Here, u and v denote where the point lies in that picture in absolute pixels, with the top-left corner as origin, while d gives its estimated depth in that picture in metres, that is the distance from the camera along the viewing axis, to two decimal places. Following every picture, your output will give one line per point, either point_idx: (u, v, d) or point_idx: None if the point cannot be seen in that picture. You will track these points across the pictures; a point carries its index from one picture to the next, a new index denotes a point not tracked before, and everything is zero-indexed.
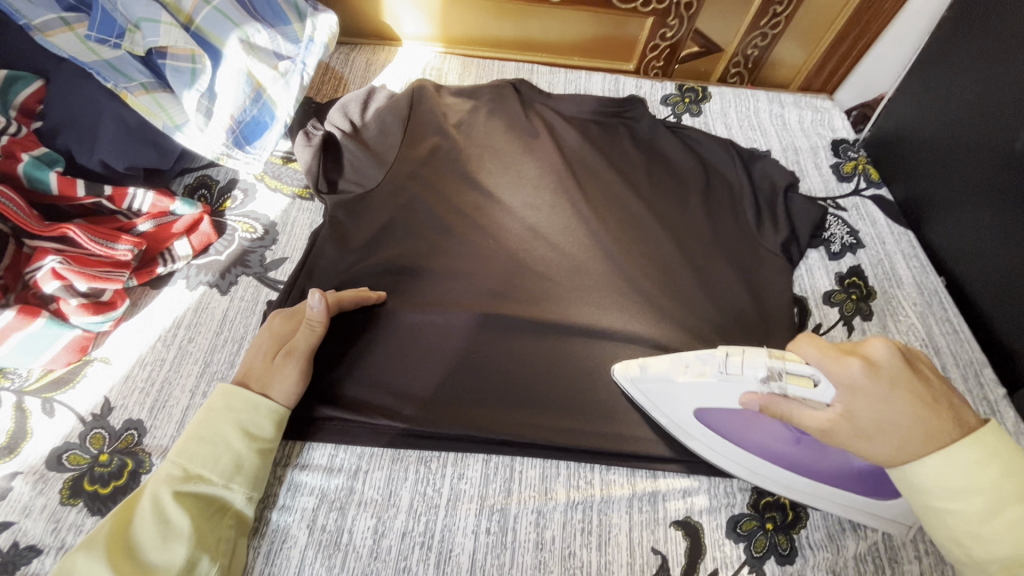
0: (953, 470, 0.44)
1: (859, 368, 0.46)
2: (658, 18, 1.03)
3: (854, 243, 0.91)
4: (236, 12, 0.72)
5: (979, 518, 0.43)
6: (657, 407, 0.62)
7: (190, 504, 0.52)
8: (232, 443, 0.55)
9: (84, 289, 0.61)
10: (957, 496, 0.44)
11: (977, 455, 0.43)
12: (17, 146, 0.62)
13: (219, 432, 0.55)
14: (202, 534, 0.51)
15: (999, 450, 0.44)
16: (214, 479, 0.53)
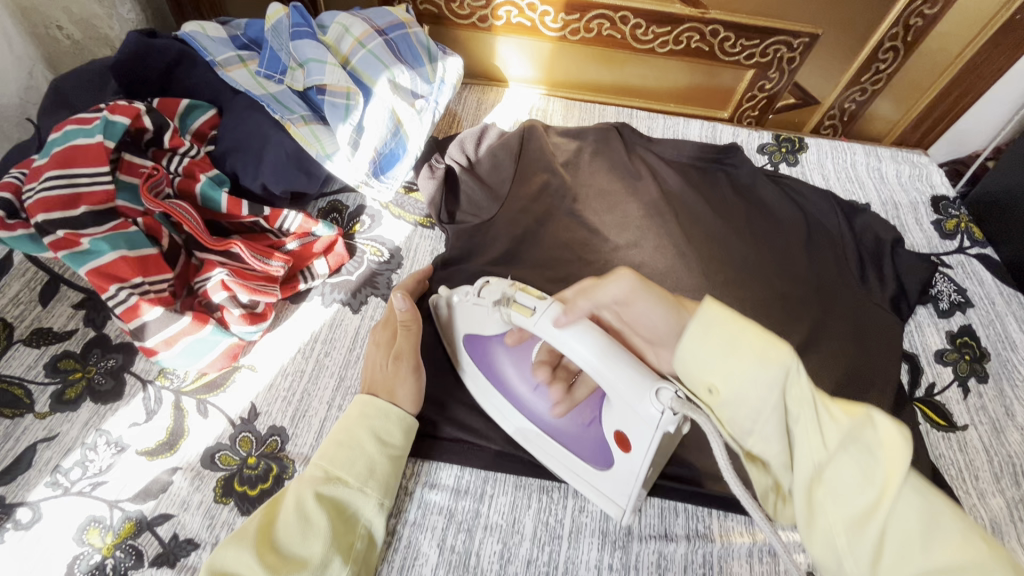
0: (731, 350, 0.39)
1: (611, 284, 0.52)
2: (759, 70, 1.06)
3: (962, 301, 0.89)
4: (387, 55, 0.78)
5: (717, 349, 0.40)
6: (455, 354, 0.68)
7: (329, 506, 0.53)
8: (369, 449, 0.56)
9: (244, 300, 0.66)
10: (767, 383, 0.38)
11: (735, 329, 0.40)
12: (196, 166, 0.68)
13: (356, 437, 0.57)
14: (337, 538, 0.52)
15: (741, 335, 0.40)
16: (350, 482, 0.55)
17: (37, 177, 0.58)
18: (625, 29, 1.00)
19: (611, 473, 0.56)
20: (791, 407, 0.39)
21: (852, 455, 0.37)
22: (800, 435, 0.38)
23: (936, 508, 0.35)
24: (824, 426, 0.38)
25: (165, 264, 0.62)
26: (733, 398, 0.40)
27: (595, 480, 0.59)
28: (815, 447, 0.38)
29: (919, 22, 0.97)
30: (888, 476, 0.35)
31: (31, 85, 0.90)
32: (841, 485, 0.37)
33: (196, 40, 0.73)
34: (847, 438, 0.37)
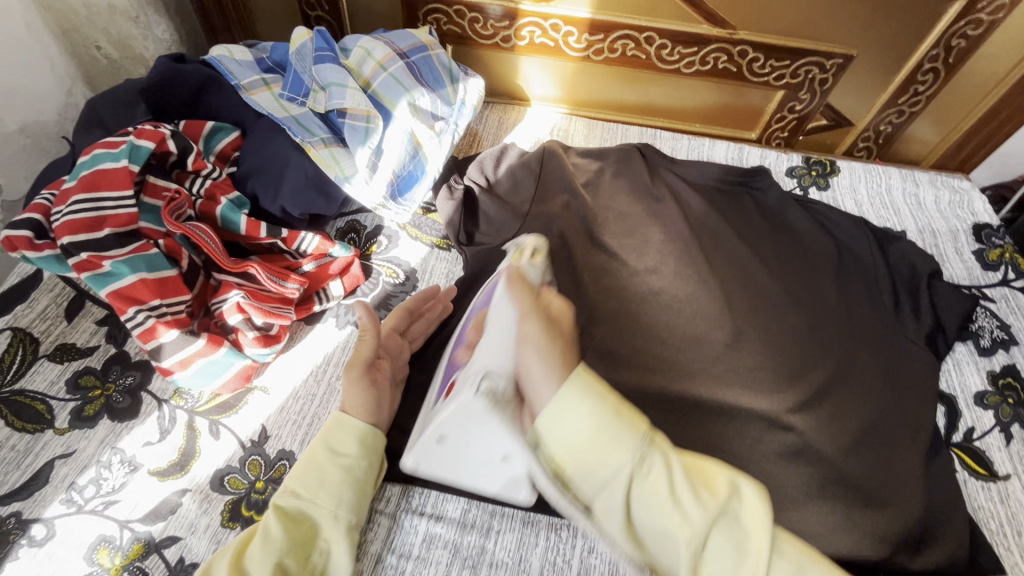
0: (603, 439, 0.48)
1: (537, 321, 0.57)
2: (789, 91, 1.03)
3: (1005, 339, 0.84)
4: (407, 78, 0.78)
5: (581, 437, 0.48)
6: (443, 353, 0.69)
7: (283, 518, 0.53)
8: (321, 461, 0.56)
9: (259, 323, 0.66)
10: (636, 456, 0.48)
11: (596, 411, 0.49)
12: (217, 189, 0.69)
13: (311, 451, 0.57)
14: (294, 551, 0.51)
15: (609, 408, 0.49)
16: (304, 494, 0.54)
17: (64, 200, 0.59)
18: (650, 49, 0.99)
19: (433, 409, 0.59)
20: (676, 493, 0.48)
21: (719, 529, 0.49)
22: (661, 510, 0.48)
23: (793, 565, 0.48)
24: (687, 506, 0.48)
25: (183, 286, 0.63)
26: (611, 491, 0.48)
27: (421, 417, 0.61)
28: (690, 529, 0.48)
29: (961, 42, 0.93)
30: (752, 543, 0.48)
31: (70, 102, 0.93)
32: (716, 555, 0.48)
33: (223, 64, 0.75)
34: (723, 508, 0.49)
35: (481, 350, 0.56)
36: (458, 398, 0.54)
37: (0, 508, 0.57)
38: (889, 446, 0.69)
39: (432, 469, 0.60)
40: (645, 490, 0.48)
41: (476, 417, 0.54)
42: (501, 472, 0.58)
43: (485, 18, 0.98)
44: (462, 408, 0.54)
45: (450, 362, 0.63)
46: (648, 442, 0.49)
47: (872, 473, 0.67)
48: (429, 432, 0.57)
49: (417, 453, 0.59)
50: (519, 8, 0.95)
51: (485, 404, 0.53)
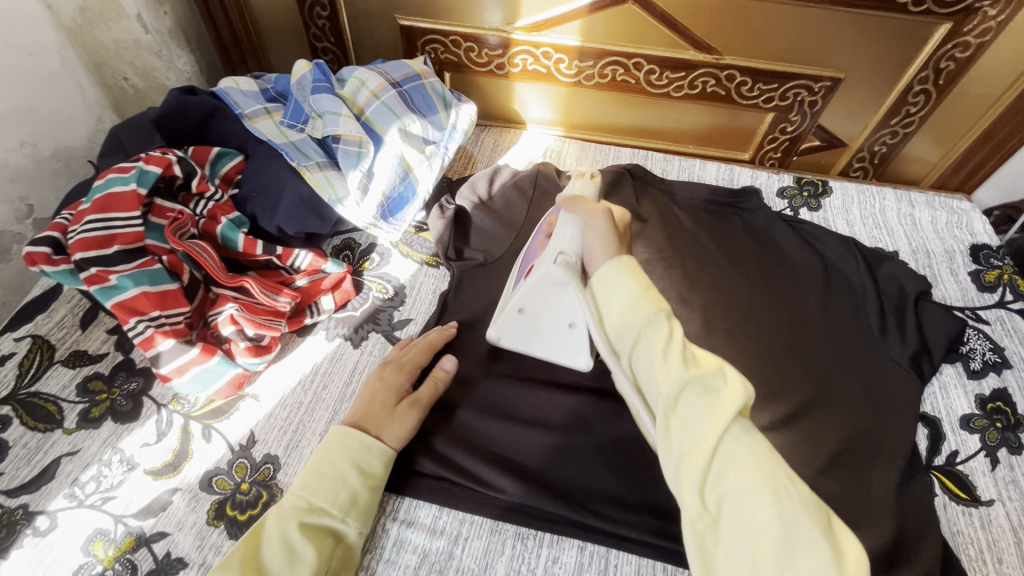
0: (631, 310, 0.56)
1: (600, 220, 0.64)
2: (779, 112, 1.05)
3: (998, 362, 0.82)
4: (399, 106, 0.83)
5: (617, 285, 0.58)
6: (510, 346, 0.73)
7: (312, 536, 0.55)
8: (354, 483, 0.59)
9: (251, 333, 0.71)
10: (646, 319, 0.55)
11: (628, 287, 0.57)
12: (218, 210, 0.75)
13: (338, 470, 0.60)
14: (323, 567, 0.54)
15: (632, 289, 0.57)
16: (333, 512, 0.57)
17: (78, 220, 0.65)
18: (639, 74, 1.02)
19: (512, 293, 0.73)
20: (671, 360, 0.52)
21: (693, 393, 0.51)
22: (654, 357, 0.53)
23: (750, 443, 0.48)
24: (674, 363, 0.52)
25: (183, 299, 0.69)
26: (641, 347, 0.55)
27: (504, 303, 0.74)
28: (667, 382, 0.51)
29: (950, 64, 0.93)
30: (722, 410, 0.49)
31: (99, 128, 1.02)
32: (687, 414, 0.50)
33: (228, 95, 0.81)
34: (710, 384, 0.51)
35: (554, 239, 0.68)
36: (539, 270, 0.66)
37: (10, 500, 0.62)
38: (864, 467, 0.69)
39: (512, 340, 0.72)
40: (646, 344, 0.54)
41: (551, 285, 0.67)
42: (568, 338, 0.70)
43: (480, 47, 1.03)
44: (543, 277, 0.66)
45: (528, 253, 0.76)
46: (660, 314, 0.55)
47: (843, 493, 0.66)
48: (511, 302, 0.70)
49: (501, 326, 0.71)
50: (512, 38, 1.00)
51: (560, 272, 0.64)
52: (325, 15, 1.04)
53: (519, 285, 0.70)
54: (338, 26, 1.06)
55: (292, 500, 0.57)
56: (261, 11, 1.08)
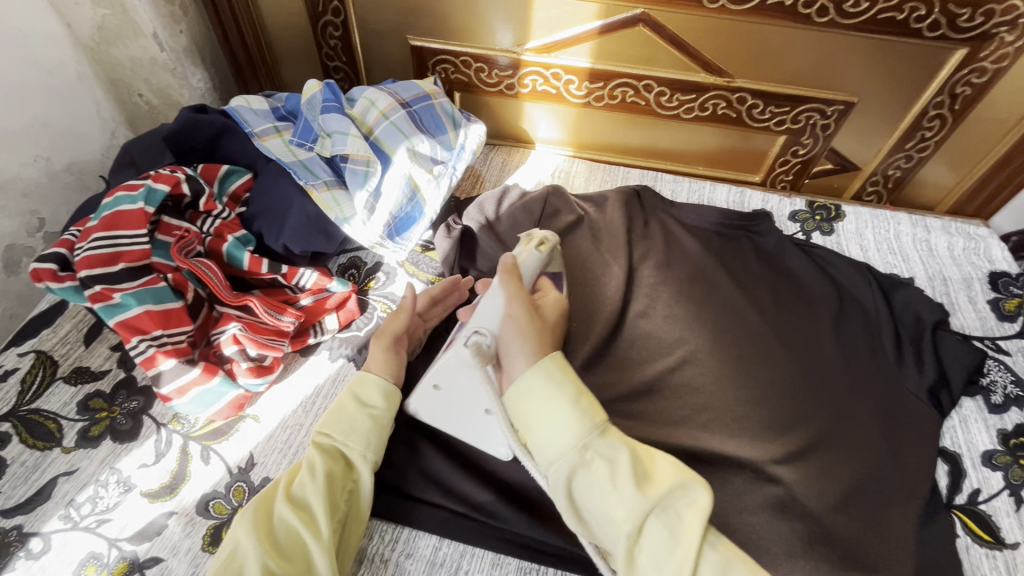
0: (546, 419, 0.56)
1: (516, 304, 0.63)
2: (791, 135, 1.04)
3: (1020, 395, 0.79)
4: (408, 126, 0.83)
5: (536, 416, 0.57)
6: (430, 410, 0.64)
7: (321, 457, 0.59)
8: (350, 410, 0.62)
9: (253, 353, 0.70)
10: (580, 439, 0.55)
11: (554, 397, 0.57)
12: (225, 228, 0.75)
13: (342, 403, 0.63)
14: (330, 483, 0.57)
15: (547, 397, 0.57)
16: (338, 438, 0.60)
17: (85, 238, 0.65)
18: (649, 96, 1.02)
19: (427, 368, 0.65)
20: (624, 484, 0.53)
21: (655, 521, 0.53)
22: (602, 495, 0.54)
23: (723, 561, 0.52)
24: (622, 489, 0.53)
25: (186, 317, 0.68)
26: (588, 495, 0.55)
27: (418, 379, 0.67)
28: (626, 514, 0.53)
29: (966, 90, 0.92)
30: (687, 537, 0.52)
31: (112, 144, 1.03)
32: (652, 547, 0.52)
33: (240, 113, 0.82)
34: (665, 497, 0.54)
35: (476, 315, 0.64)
36: (452, 350, 0.61)
37: (5, 521, 0.61)
38: (882, 504, 0.66)
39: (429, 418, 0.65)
40: (581, 471, 0.55)
41: (465, 364, 0.61)
42: (484, 424, 0.63)
43: (490, 68, 1.03)
44: (458, 355, 0.61)
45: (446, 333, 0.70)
46: (592, 431, 0.56)
47: (859, 531, 0.64)
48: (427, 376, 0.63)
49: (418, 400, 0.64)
50: (522, 59, 1.00)
51: (472, 355, 0.60)
52: (338, 35, 1.05)
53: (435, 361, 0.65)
54: (350, 46, 1.07)
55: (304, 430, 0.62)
56: (275, 30, 1.09)
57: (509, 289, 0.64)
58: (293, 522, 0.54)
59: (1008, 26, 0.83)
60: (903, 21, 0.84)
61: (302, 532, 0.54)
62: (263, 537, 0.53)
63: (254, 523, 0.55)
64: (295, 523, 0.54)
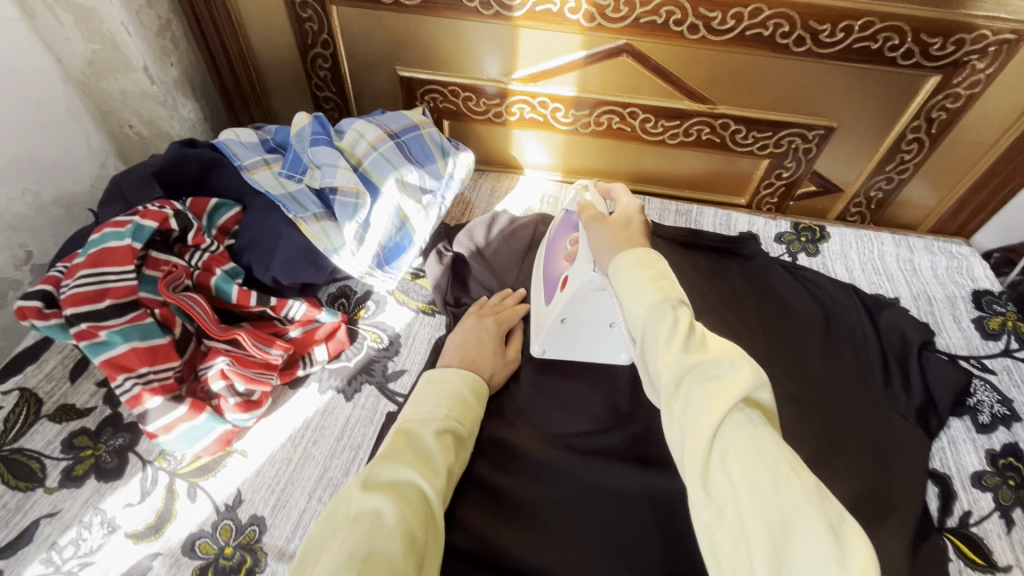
0: (632, 287, 0.54)
1: (607, 225, 0.65)
2: (775, 159, 1.06)
3: (1007, 415, 0.80)
4: (397, 157, 0.85)
5: (625, 282, 0.56)
6: (556, 351, 0.76)
7: (447, 443, 0.60)
8: (472, 406, 0.65)
9: (241, 388, 0.70)
10: (651, 304, 0.52)
11: (640, 277, 0.55)
12: (213, 261, 0.75)
13: (463, 395, 0.65)
14: (451, 472, 0.59)
15: (633, 283, 0.55)
16: (463, 428, 0.62)
17: (72, 275, 0.65)
18: (634, 122, 1.04)
19: (547, 306, 0.76)
20: (675, 345, 0.48)
21: (692, 378, 0.47)
22: (656, 345, 0.50)
23: (754, 431, 0.43)
24: (675, 350, 0.48)
25: (173, 353, 0.68)
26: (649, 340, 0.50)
27: (541, 316, 0.77)
28: (668, 366, 0.48)
29: (942, 114, 0.94)
30: (722, 396, 0.44)
31: (102, 174, 1.03)
32: (688, 396, 0.46)
33: (228, 147, 0.83)
34: (713, 368, 0.47)
35: (579, 257, 0.71)
36: (575, 282, 0.68)
37: None
38: (874, 529, 0.66)
39: (557, 349, 0.76)
40: (650, 336, 0.51)
41: (589, 293, 0.68)
42: (609, 337, 0.74)
43: (478, 97, 1.05)
44: (580, 288, 0.68)
45: (550, 262, 0.80)
46: (667, 303, 0.52)
47: None
48: (554, 315, 0.72)
49: (545, 339, 0.75)
50: (509, 88, 1.02)
51: (599, 278, 0.66)
52: (327, 66, 1.07)
53: (556, 298, 0.73)
54: (340, 77, 1.08)
55: (428, 412, 0.62)
56: (265, 62, 1.11)
57: (596, 221, 0.66)
58: (425, 491, 0.54)
59: (978, 54, 0.85)
60: (877, 50, 0.86)
61: (429, 500, 0.54)
62: (398, 497, 0.52)
63: (384, 480, 0.53)
64: (425, 491, 0.54)
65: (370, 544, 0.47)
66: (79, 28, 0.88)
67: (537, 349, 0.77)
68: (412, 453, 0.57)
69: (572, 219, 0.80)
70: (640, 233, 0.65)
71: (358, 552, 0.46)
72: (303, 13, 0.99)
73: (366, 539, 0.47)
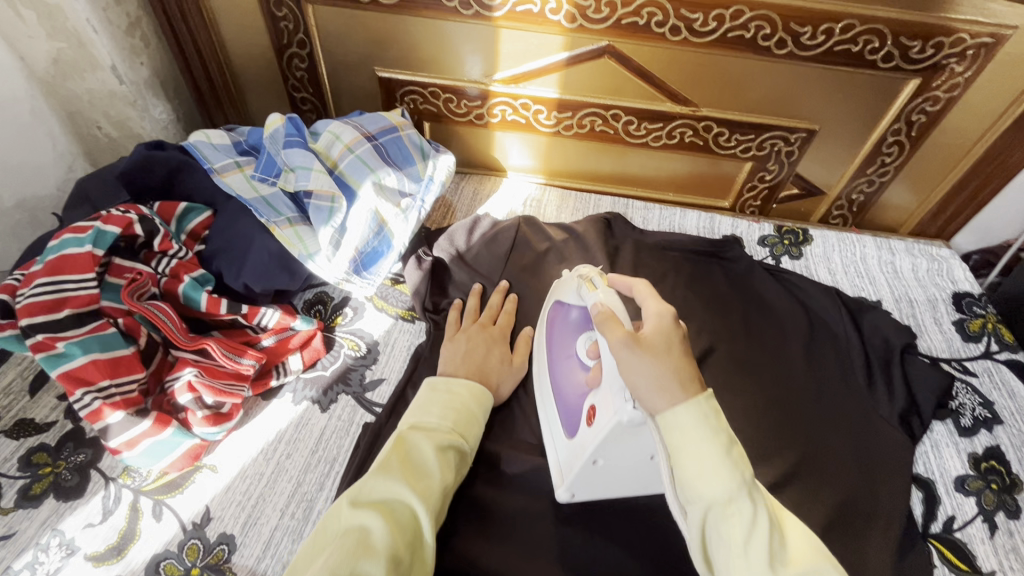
0: (701, 459, 0.46)
1: (629, 350, 0.51)
2: (757, 162, 1.06)
3: (989, 417, 0.80)
4: (374, 159, 0.83)
5: (690, 448, 0.47)
6: (585, 491, 0.60)
7: (448, 457, 0.58)
8: (478, 418, 0.63)
9: (209, 401, 0.67)
10: (728, 493, 0.45)
11: (711, 442, 0.47)
12: (181, 268, 0.72)
13: (469, 409, 0.63)
14: (448, 487, 0.57)
15: (695, 446, 0.47)
16: (466, 442, 0.61)
17: (28, 283, 0.62)
18: (617, 125, 1.03)
19: (572, 441, 0.61)
20: (752, 546, 0.44)
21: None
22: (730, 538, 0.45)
23: None
24: (752, 542, 0.44)
25: (137, 364, 0.65)
26: (722, 522, 0.45)
27: (562, 455, 0.62)
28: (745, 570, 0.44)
29: (922, 117, 0.94)
30: None
31: (68, 178, 0.99)
32: None
33: (198, 149, 0.80)
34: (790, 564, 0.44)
35: (605, 379, 0.57)
36: (605, 422, 0.54)
37: None
38: (860, 537, 0.65)
39: (587, 491, 0.60)
40: (717, 524, 0.46)
41: (625, 430, 0.53)
42: (650, 472, 0.58)
43: (459, 98, 1.03)
44: (615, 428, 0.53)
45: (563, 390, 0.66)
46: (744, 488, 0.46)
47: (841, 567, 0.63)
48: (583, 455, 0.57)
49: (572, 484, 0.60)
50: (490, 89, 1.00)
51: (641, 416, 0.51)
52: (304, 67, 1.05)
53: (582, 434, 0.59)
54: (317, 78, 1.06)
55: (431, 423, 0.60)
56: (239, 62, 1.08)
57: (615, 335, 0.53)
58: (417, 510, 0.52)
59: (957, 57, 0.86)
60: (858, 53, 0.86)
61: (421, 519, 0.52)
62: (386, 516, 0.51)
63: (377, 496, 0.53)
64: (418, 510, 0.53)
65: (352, 565, 0.46)
66: (41, 26, 0.84)
67: (565, 495, 0.61)
68: (409, 467, 0.55)
69: (572, 315, 0.70)
70: (684, 359, 0.51)
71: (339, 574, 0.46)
72: (278, 12, 0.97)
73: (350, 559, 0.47)
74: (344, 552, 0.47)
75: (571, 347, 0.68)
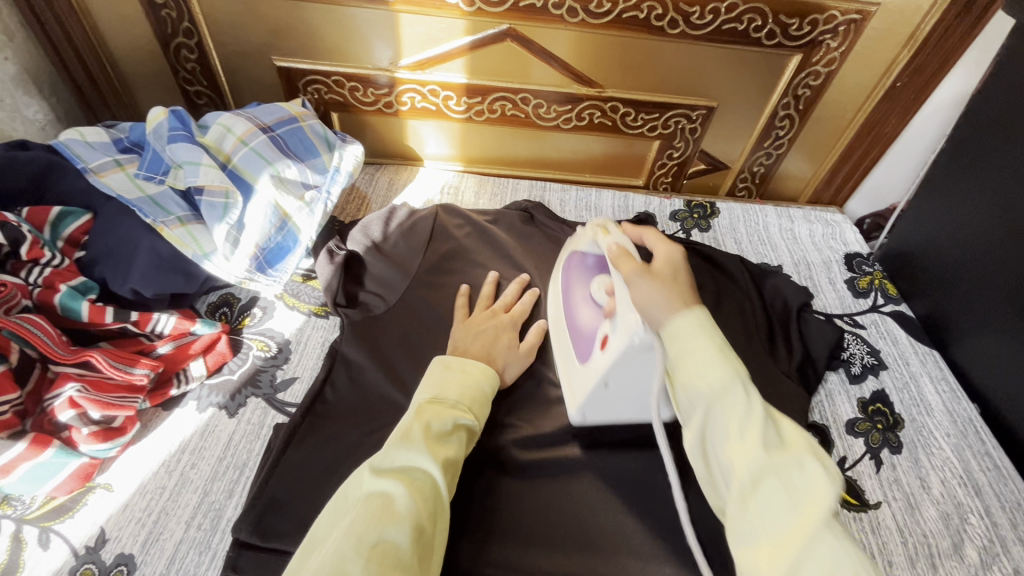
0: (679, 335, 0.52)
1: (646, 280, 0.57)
2: (664, 140, 1.10)
3: (875, 364, 0.88)
4: (271, 151, 0.79)
5: (690, 352, 0.50)
6: (602, 415, 0.65)
7: (461, 432, 0.58)
8: (487, 395, 0.64)
9: (97, 416, 0.63)
10: (721, 385, 0.48)
11: (704, 345, 0.50)
12: (57, 277, 0.67)
13: (478, 387, 0.63)
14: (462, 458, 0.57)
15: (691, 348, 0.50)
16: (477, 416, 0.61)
17: None
18: (527, 108, 1.04)
19: (586, 365, 0.65)
20: (746, 441, 0.45)
21: (771, 479, 0.43)
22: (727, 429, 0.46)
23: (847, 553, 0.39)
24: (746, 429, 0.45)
25: (8, 384, 0.59)
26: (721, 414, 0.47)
27: (576, 378, 0.66)
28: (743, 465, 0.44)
29: (807, 92, 1.01)
30: (808, 511, 0.41)
31: None
32: (767, 502, 0.43)
33: (69, 148, 0.73)
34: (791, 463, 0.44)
35: (620, 311, 0.61)
36: (617, 346, 0.58)
37: None
38: None
39: (597, 413, 0.65)
40: (718, 417, 0.47)
41: (635, 353, 0.57)
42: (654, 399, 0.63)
43: (366, 87, 1.01)
44: (625, 351, 0.57)
45: (575, 318, 0.71)
46: (793, 458, 0.44)
47: None
48: (595, 377, 0.62)
49: (583, 405, 0.64)
50: (397, 77, 0.98)
51: (647, 339, 0.55)
52: (194, 58, 0.99)
53: (595, 358, 0.63)
54: (210, 70, 1.00)
55: (447, 400, 0.60)
56: (124, 57, 1.00)
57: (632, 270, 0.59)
58: (439, 480, 0.52)
59: (831, 34, 0.92)
60: (744, 31, 0.91)
61: (440, 488, 0.52)
62: (406, 482, 0.51)
63: (395, 464, 0.52)
64: (436, 480, 0.52)
65: (379, 530, 0.46)
66: None
67: (577, 415, 0.66)
68: (429, 437, 0.55)
69: (588, 260, 0.74)
70: (689, 287, 0.58)
71: (366, 538, 0.46)
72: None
73: (375, 524, 0.46)
74: (370, 515, 0.47)
75: (585, 289, 0.71)
